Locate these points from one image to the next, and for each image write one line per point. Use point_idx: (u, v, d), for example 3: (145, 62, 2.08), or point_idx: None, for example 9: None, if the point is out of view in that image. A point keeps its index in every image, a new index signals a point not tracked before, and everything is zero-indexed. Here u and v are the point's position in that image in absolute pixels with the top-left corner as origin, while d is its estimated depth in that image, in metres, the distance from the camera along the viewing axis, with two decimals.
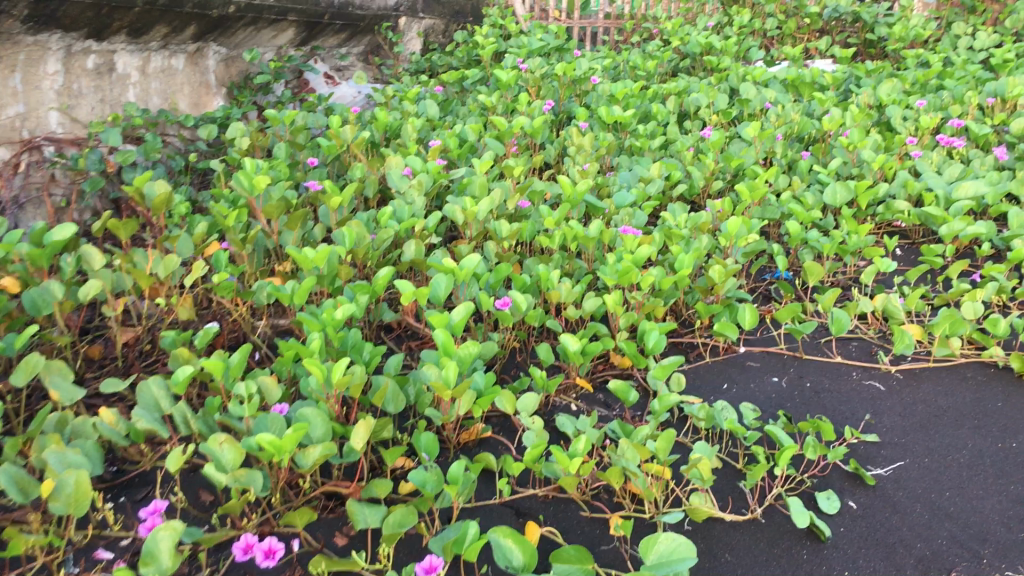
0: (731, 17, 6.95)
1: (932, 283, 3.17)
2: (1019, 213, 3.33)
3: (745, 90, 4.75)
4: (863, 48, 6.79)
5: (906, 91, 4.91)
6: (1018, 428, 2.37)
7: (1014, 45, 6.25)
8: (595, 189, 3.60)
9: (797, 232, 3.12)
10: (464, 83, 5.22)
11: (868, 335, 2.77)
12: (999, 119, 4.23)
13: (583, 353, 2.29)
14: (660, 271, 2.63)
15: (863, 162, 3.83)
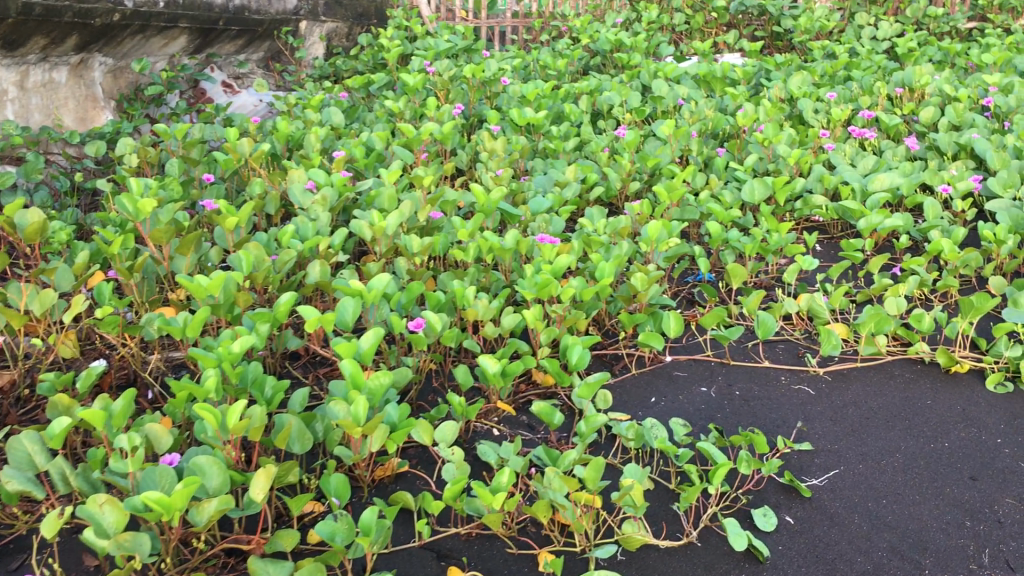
0: (639, 13, 6.92)
1: (854, 278, 3.13)
2: (934, 203, 3.32)
3: (658, 87, 4.69)
4: (771, 41, 6.83)
5: (816, 83, 4.91)
6: (948, 428, 2.33)
7: (915, 34, 6.34)
8: (510, 195, 3.47)
9: (718, 232, 3.04)
10: (371, 88, 5.05)
11: (794, 338, 2.70)
12: (908, 108, 4.25)
13: (503, 375, 2.15)
14: (581, 281, 2.51)
15: (779, 158, 3.80)
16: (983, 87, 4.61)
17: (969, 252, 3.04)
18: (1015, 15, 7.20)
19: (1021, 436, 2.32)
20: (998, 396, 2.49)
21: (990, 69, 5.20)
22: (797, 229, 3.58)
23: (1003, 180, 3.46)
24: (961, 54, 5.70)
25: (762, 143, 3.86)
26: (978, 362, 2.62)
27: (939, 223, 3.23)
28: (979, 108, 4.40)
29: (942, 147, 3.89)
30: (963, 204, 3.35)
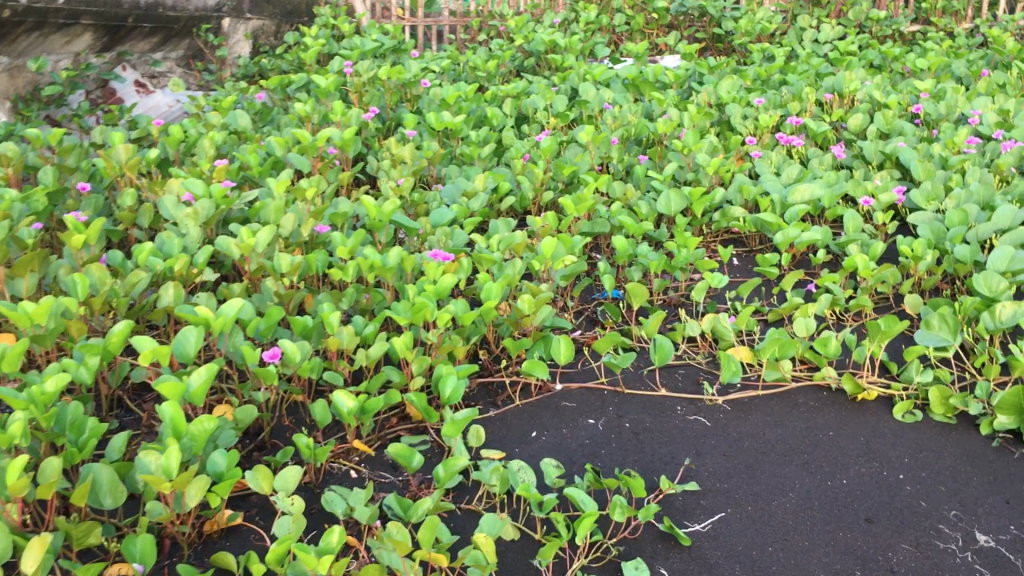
0: (578, 12, 6.74)
1: (766, 295, 2.98)
2: (855, 216, 3.19)
3: (584, 90, 4.53)
4: (711, 42, 6.72)
5: (748, 87, 4.77)
6: (848, 463, 2.18)
7: (856, 38, 6.24)
8: (412, 206, 3.29)
9: (623, 247, 2.88)
10: (288, 89, 4.84)
11: (696, 363, 2.54)
12: (837, 115, 4.13)
13: (362, 412, 1.97)
14: (463, 304, 2.33)
15: (699, 167, 3.65)
16: (914, 94, 4.51)
17: (886, 268, 2.91)
18: (958, 19, 7.16)
19: (924, 472, 2.17)
20: (905, 426, 2.35)
21: (925, 75, 5.10)
22: (715, 242, 3.44)
23: (926, 192, 3.36)
24: (898, 58, 5.60)
25: (682, 151, 3.71)
26: (887, 388, 2.47)
27: (857, 237, 3.09)
28: (909, 115, 4.30)
29: (868, 156, 3.77)
30: (884, 216, 3.22)
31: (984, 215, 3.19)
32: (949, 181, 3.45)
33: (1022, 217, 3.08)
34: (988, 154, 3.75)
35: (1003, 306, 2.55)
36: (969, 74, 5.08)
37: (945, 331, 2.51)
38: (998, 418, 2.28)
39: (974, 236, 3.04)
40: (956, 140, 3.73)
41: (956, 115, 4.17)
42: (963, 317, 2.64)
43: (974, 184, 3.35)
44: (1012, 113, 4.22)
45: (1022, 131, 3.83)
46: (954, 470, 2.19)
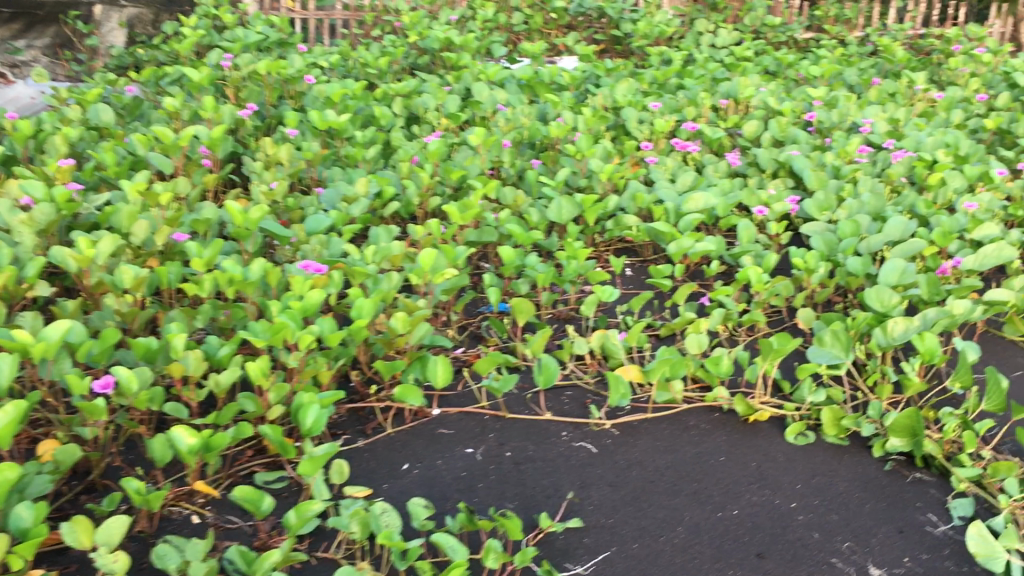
0: (475, 9, 6.55)
1: (659, 308, 2.87)
2: (749, 226, 3.11)
3: (476, 90, 4.35)
4: (610, 45, 6.65)
5: (644, 91, 4.69)
6: (739, 493, 2.06)
7: (752, 43, 6.25)
8: (286, 212, 3.06)
9: (510, 259, 2.72)
10: (162, 82, 4.53)
11: (584, 383, 2.39)
12: (732, 121, 4.06)
13: (206, 449, 1.75)
14: (330, 323, 2.14)
15: (592, 173, 3.52)
16: (807, 102, 4.49)
17: (779, 281, 2.83)
18: (850, 28, 7.28)
19: (817, 499, 2.07)
20: (797, 449, 2.26)
21: (818, 82, 5.11)
22: (607, 251, 3.31)
23: (819, 202, 3.30)
24: (793, 66, 5.61)
25: (575, 156, 3.58)
26: (779, 408, 2.37)
27: (751, 248, 3.01)
28: (802, 123, 4.27)
29: (762, 164, 3.71)
30: (777, 226, 3.15)
31: (875, 226, 3.15)
32: (842, 191, 3.41)
33: (912, 229, 3.05)
34: (879, 163, 3.74)
35: (895, 322, 2.48)
36: (861, 83, 5.11)
37: (839, 347, 2.43)
38: (890, 441, 2.20)
39: (865, 247, 2.99)
40: (848, 149, 3.70)
41: (848, 124, 4.16)
42: (856, 333, 2.57)
43: (865, 195, 3.31)
44: (901, 123, 4.23)
45: (911, 141, 3.83)
46: (847, 496, 2.09)
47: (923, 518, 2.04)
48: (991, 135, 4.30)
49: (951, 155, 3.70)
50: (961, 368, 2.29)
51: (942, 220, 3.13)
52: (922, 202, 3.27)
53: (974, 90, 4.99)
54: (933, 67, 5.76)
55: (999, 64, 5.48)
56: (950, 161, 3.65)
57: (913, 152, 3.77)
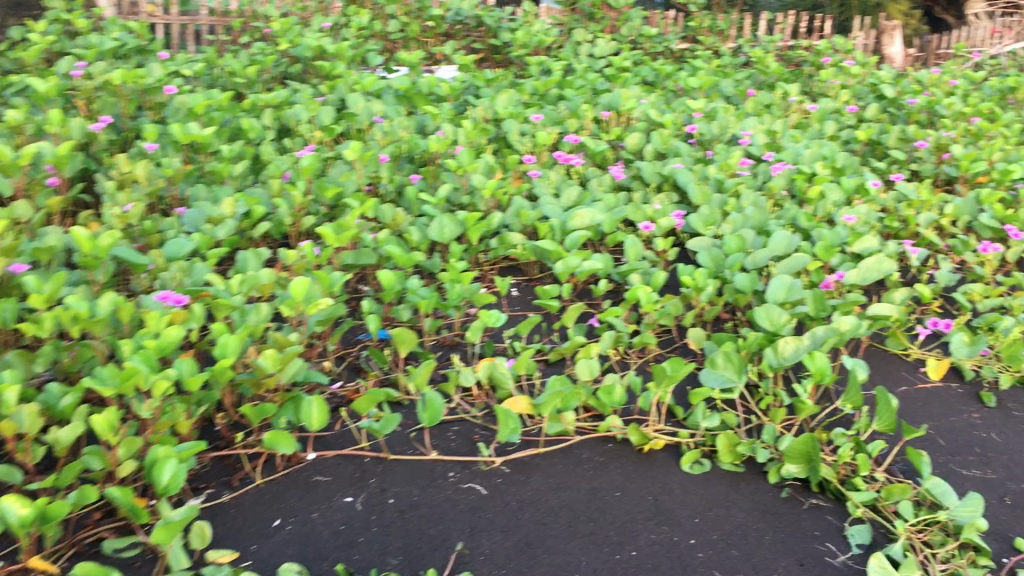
0: (348, 16, 6.34)
1: (547, 331, 2.76)
2: (636, 242, 3.04)
3: (351, 101, 4.16)
4: (488, 54, 6.55)
5: (525, 102, 4.59)
6: (636, 531, 1.96)
7: (631, 54, 6.26)
8: (143, 236, 2.82)
9: (390, 284, 2.56)
10: (5, 92, 4.17)
11: (471, 417, 2.25)
12: (614, 134, 4.00)
13: (42, 519, 1.53)
14: (190, 364, 1.93)
15: (475, 189, 3.39)
16: (687, 113, 4.48)
17: (668, 299, 2.76)
18: (723, 39, 7.40)
19: (715, 534, 1.99)
20: (693, 479, 2.18)
21: (696, 93, 5.12)
22: (492, 270, 3.19)
23: (704, 217, 3.27)
24: (671, 76, 5.63)
25: (456, 171, 3.44)
26: (673, 436, 2.30)
27: (639, 266, 2.94)
28: (683, 135, 4.25)
29: (646, 177, 3.66)
30: (664, 242, 3.09)
31: (760, 241, 3.13)
32: (726, 205, 3.39)
33: (796, 243, 3.03)
34: (760, 176, 3.74)
35: (785, 342, 2.44)
36: (737, 94, 5.16)
37: (731, 370, 2.37)
38: (786, 467, 2.15)
39: (751, 263, 2.96)
40: (730, 162, 3.68)
41: (728, 136, 4.16)
42: (746, 353, 2.52)
43: (748, 209, 3.30)
44: (779, 135, 4.27)
45: (790, 153, 3.85)
46: (746, 528, 2.02)
47: (822, 548, 1.98)
48: (863, 146, 4.38)
49: (829, 168, 3.74)
50: (852, 388, 2.26)
51: (824, 233, 3.14)
52: (804, 215, 3.28)
53: (845, 101, 5.11)
54: (805, 79, 5.88)
55: (866, 76, 5.64)
56: (827, 174, 3.69)
57: (792, 165, 3.79)
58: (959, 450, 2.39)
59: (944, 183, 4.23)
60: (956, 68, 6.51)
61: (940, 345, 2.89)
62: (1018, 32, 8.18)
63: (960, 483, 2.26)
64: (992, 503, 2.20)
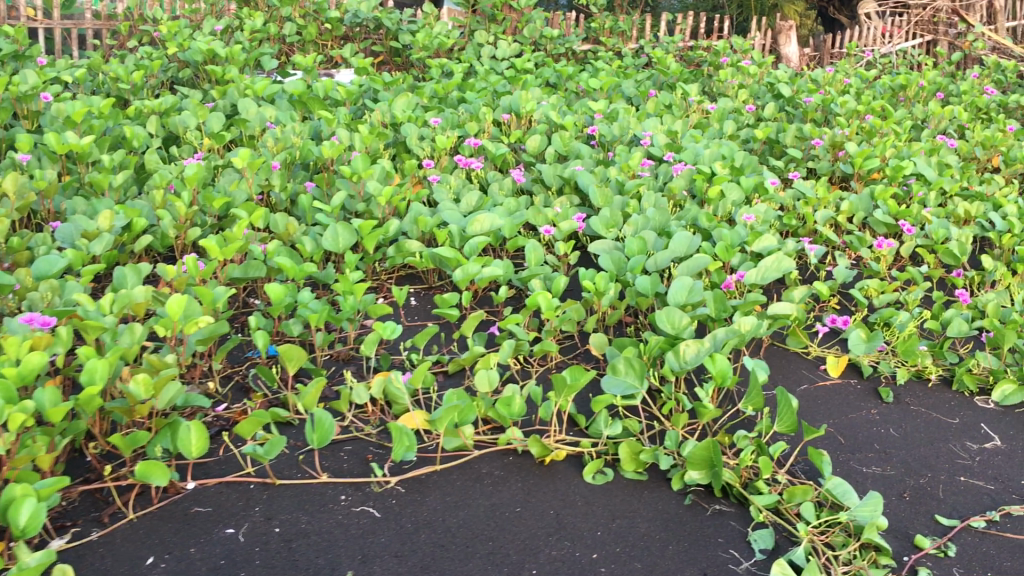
0: (242, 19, 6.16)
1: (446, 341, 2.67)
2: (536, 247, 2.99)
3: (242, 107, 4.01)
4: (388, 57, 6.45)
5: (424, 105, 4.50)
6: (537, 548, 1.89)
7: (532, 55, 6.23)
8: (11, 254, 2.64)
9: (278, 298, 2.44)
10: None
11: (365, 435, 2.15)
12: (515, 136, 3.94)
13: None
14: (52, 393, 1.79)
15: (370, 197, 3.28)
16: (588, 115, 4.46)
17: (569, 304, 2.71)
18: (625, 40, 7.44)
19: (618, 547, 1.94)
20: (596, 489, 2.12)
21: (598, 94, 5.11)
22: (390, 279, 3.08)
23: (605, 219, 3.22)
24: (572, 78, 5.62)
25: (350, 177, 3.32)
26: (575, 445, 2.23)
27: (539, 271, 2.88)
28: (584, 136, 4.23)
29: (547, 180, 3.61)
30: (565, 246, 3.04)
31: (661, 242, 3.11)
32: (627, 207, 3.36)
33: (697, 244, 3.04)
34: (660, 177, 3.73)
35: (686, 345, 2.41)
36: (638, 94, 5.17)
37: (632, 376, 2.32)
38: (689, 473, 2.11)
39: (653, 265, 2.93)
40: (630, 163, 3.66)
41: (629, 137, 4.15)
42: (648, 358, 2.47)
43: (649, 210, 3.28)
44: (678, 135, 4.28)
45: (690, 153, 3.85)
46: (649, 539, 1.97)
47: (725, 555, 1.95)
48: (761, 145, 4.42)
49: (728, 167, 3.75)
50: (753, 390, 2.24)
51: (724, 233, 3.13)
52: (705, 215, 3.27)
53: (743, 101, 5.16)
54: (704, 78, 5.93)
55: (764, 75, 5.72)
56: (727, 173, 3.70)
57: (692, 165, 3.79)
58: (859, 446, 2.40)
59: (840, 180, 4.30)
60: (848, 66, 6.67)
61: (839, 341, 2.91)
62: (906, 31, 8.45)
63: (860, 481, 2.26)
64: (892, 500, 2.20)
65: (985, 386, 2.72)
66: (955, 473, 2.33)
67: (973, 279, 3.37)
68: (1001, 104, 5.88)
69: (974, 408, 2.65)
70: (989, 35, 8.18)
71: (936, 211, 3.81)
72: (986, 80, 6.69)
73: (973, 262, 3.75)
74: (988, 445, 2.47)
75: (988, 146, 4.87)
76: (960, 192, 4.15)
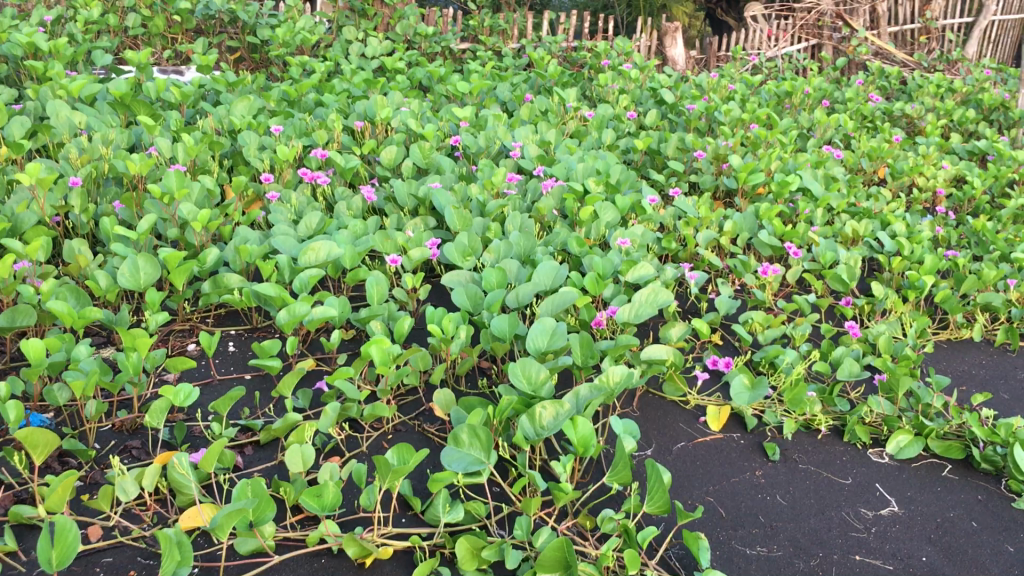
0: (76, 10, 5.55)
1: (260, 402, 2.23)
2: (379, 280, 2.57)
3: (50, 109, 3.47)
4: (246, 53, 5.91)
5: (270, 110, 4.03)
6: None
7: (405, 54, 5.79)
8: None
9: (40, 356, 1.96)
10: None
11: (130, 540, 1.71)
12: (367, 146, 3.50)
13: None
14: None
15: (186, 221, 2.81)
16: (454, 122, 4.06)
17: (414, 352, 2.28)
18: (505, 38, 7.06)
19: None
20: None
21: (469, 99, 4.73)
22: (205, 319, 2.62)
23: (462, 246, 2.82)
24: (444, 80, 5.21)
25: (162, 198, 2.84)
26: (405, 539, 1.83)
27: (380, 311, 2.46)
28: (447, 147, 3.84)
29: (400, 199, 3.20)
30: (413, 279, 2.63)
31: (525, 273, 2.74)
32: (487, 231, 2.98)
33: (563, 275, 2.67)
34: (528, 195, 3.36)
35: (543, 408, 1.99)
36: (513, 99, 4.81)
37: (478, 448, 1.90)
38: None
39: (513, 300, 2.55)
40: (494, 180, 3.28)
41: (496, 148, 3.78)
42: (500, 422, 2.07)
43: (512, 234, 2.91)
44: (552, 146, 3.92)
45: (562, 168, 3.50)
46: None
47: None
48: (641, 156, 4.11)
49: (602, 184, 3.41)
50: (620, 463, 1.86)
51: (595, 261, 2.78)
52: (574, 240, 2.91)
53: (624, 106, 4.86)
54: (585, 82, 5.62)
55: (646, 79, 5.45)
56: (601, 191, 3.36)
57: (563, 181, 3.43)
58: (741, 521, 2.06)
59: (723, 195, 4.03)
60: (732, 71, 6.47)
61: (722, 387, 2.58)
62: (790, 35, 8.32)
63: (743, 568, 1.91)
64: None
65: (879, 437, 2.43)
66: (850, 550, 2.01)
67: (863, 307, 3.10)
68: (885, 112, 5.75)
69: (867, 463, 2.34)
70: (870, 40, 8.19)
71: (823, 230, 3.56)
72: (870, 87, 6.59)
73: (862, 286, 3.51)
74: (884, 511, 2.16)
75: (873, 157, 4.68)
76: (847, 208, 3.93)
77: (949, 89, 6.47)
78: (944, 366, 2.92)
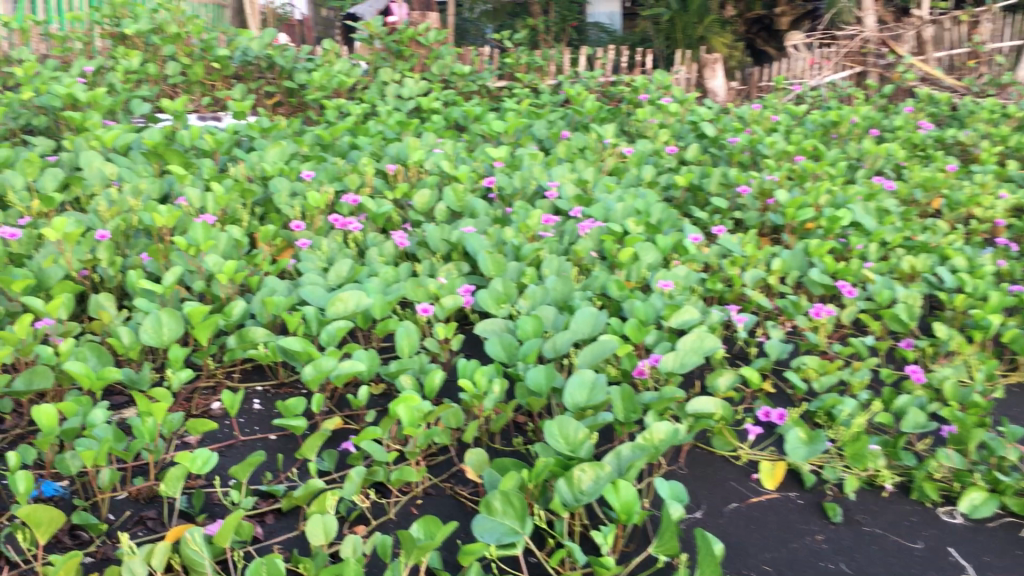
0: (116, 59, 5.58)
1: (283, 465, 2.12)
2: (409, 331, 2.45)
3: (82, 161, 3.45)
4: (283, 97, 5.90)
5: (303, 155, 3.98)
6: None
7: (441, 93, 5.73)
8: None
9: (52, 423, 1.87)
10: None
11: None
12: (399, 191, 3.42)
13: None
14: None
15: (212, 273, 2.73)
16: (489, 163, 3.97)
17: (446, 407, 2.14)
18: (542, 75, 6.98)
19: None
20: None
21: (505, 137, 4.63)
22: (232, 374, 2.53)
23: (495, 293, 2.71)
24: (480, 118, 5.13)
25: (188, 251, 2.77)
26: None
27: (410, 363, 2.34)
28: (482, 189, 3.73)
29: (433, 245, 3.10)
30: (444, 329, 2.52)
31: (562, 319, 2.61)
32: (522, 277, 2.85)
33: (603, 321, 2.52)
34: (565, 237, 3.24)
35: (582, 471, 1.83)
36: (549, 137, 4.70)
37: (512, 517, 1.76)
38: None
39: (550, 349, 2.41)
40: (530, 223, 3.16)
41: (532, 189, 3.67)
42: (536, 487, 1.93)
43: (548, 279, 2.78)
44: (590, 185, 3.80)
45: (600, 208, 3.38)
46: None
47: None
48: (682, 192, 3.98)
49: (643, 225, 3.28)
50: (666, 533, 1.70)
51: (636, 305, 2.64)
52: (614, 283, 2.78)
53: (664, 141, 4.73)
54: (623, 118, 5.51)
55: (687, 113, 5.32)
56: (641, 232, 3.23)
57: (602, 222, 3.31)
58: None
59: (770, 231, 3.87)
60: (776, 101, 6.31)
61: (775, 440, 2.42)
62: (835, 63, 8.14)
63: None
64: None
65: (950, 494, 2.24)
66: None
67: (924, 349, 2.91)
68: (937, 139, 5.54)
69: (939, 525, 2.15)
70: (917, 66, 7.96)
71: (877, 267, 3.38)
72: (920, 115, 6.38)
73: (922, 325, 3.31)
74: None
75: (927, 187, 4.49)
76: (902, 242, 3.73)
77: (1004, 114, 6.23)
78: (1015, 413, 2.71)
